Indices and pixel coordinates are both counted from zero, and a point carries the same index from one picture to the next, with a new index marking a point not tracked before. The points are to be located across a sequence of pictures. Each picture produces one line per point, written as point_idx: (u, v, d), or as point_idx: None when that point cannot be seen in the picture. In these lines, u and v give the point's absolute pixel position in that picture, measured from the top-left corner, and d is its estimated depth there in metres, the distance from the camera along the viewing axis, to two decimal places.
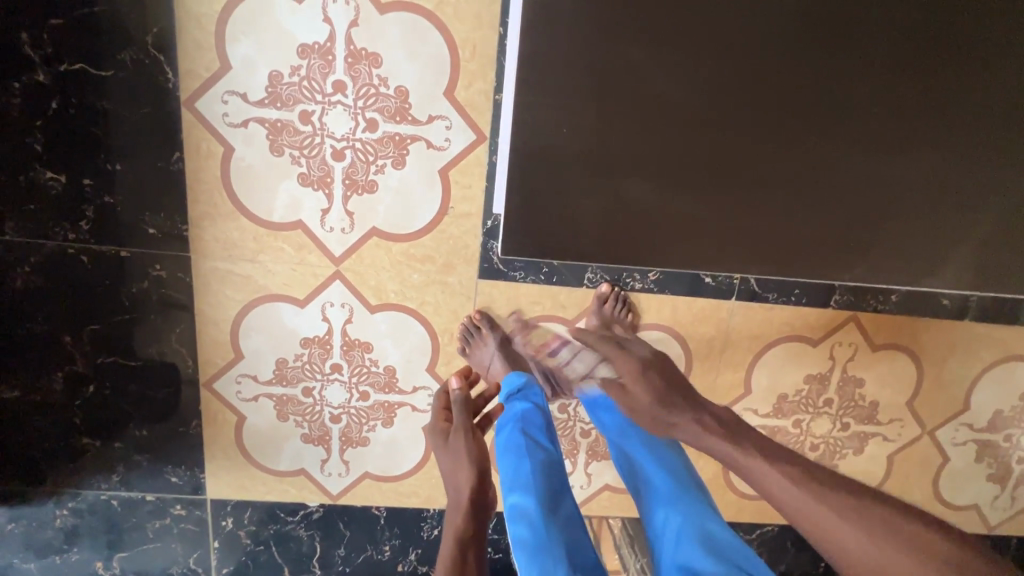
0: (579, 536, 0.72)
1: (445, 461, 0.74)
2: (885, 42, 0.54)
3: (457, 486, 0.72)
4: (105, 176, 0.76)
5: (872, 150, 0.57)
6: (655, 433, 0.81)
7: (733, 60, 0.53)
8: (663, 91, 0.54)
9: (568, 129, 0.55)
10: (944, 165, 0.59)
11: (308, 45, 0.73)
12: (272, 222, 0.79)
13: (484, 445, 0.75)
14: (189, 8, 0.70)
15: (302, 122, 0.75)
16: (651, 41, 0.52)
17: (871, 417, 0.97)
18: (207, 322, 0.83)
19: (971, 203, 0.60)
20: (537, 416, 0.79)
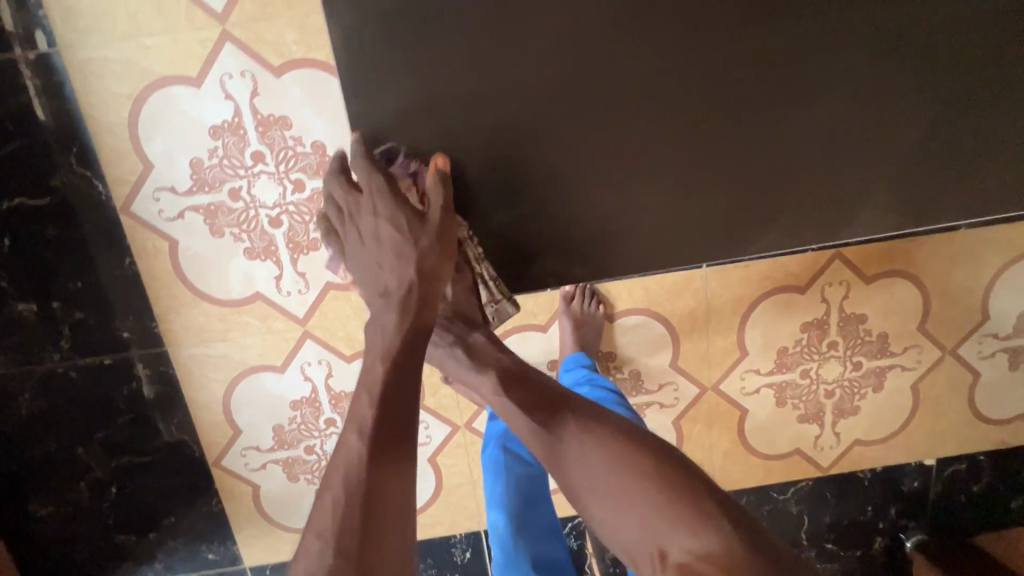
0: (542, 548, 0.78)
1: (402, 226, 0.56)
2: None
3: (381, 279, 0.57)
4: (71, 295, 0.79)
5: (790, 92, 0.54)
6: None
7: (612, 34, 0.51)
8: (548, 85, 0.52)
9: (467, 142, 0.54)
10: (876, 80, 0.54)
11: (218, 125, 0.74)
12: (232, 300, 0.81)
13: (444, 265, 0.58)
14: (100, 121, 0.73)
15: (233, 200, 0.77)
16: (525, 37, 0.50)
17: (883, 350, 0.92)
18: (199, 405, 0.87)
19: (917, 115, 0.56)
20: None
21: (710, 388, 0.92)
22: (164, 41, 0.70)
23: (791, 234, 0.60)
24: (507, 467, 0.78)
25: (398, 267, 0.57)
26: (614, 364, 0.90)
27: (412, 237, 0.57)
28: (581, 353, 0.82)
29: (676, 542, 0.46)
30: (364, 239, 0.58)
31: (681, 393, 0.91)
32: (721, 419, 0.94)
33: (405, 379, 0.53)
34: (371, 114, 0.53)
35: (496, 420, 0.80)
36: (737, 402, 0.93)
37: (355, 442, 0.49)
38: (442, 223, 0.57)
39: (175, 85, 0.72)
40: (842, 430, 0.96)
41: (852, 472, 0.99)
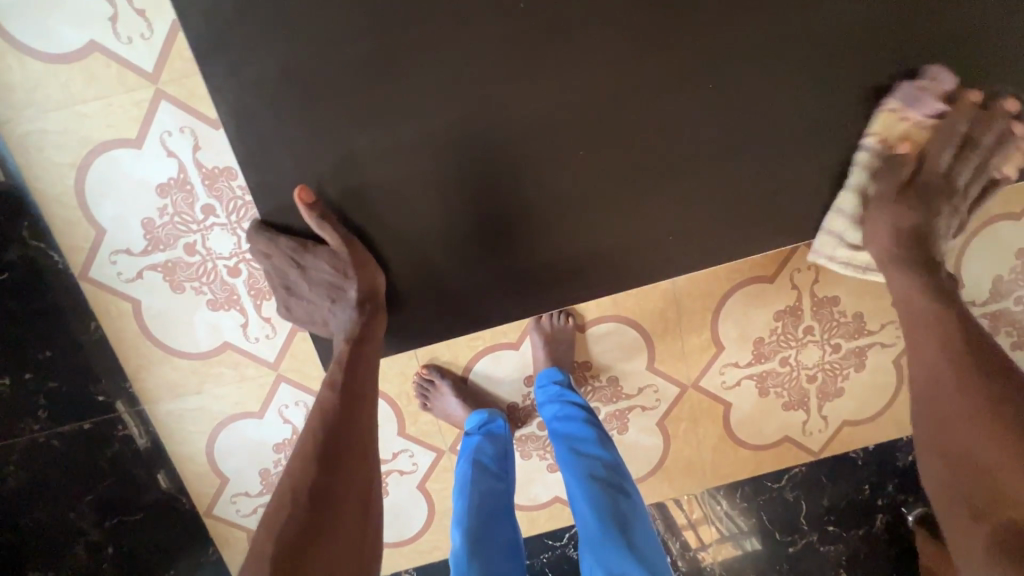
0: (503, 568, 0.71)
1: (333, 269, 0.58)
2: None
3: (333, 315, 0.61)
4: (42, 365, 0.79)
5: (699, 92, 0.58)
6: (595, 460, 0.74)
7: (520, 61, 0.55)
8: (464, 114, 0.55)
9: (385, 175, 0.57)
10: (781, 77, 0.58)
11: (164, 184, 0.74)
12: (201, 352, 0.82)
13: (373, 277, 0.59)
14: (48, 193, 0.73)
15: (189, 254, 0.77)
16: (441, 72, 0.54)
17: (861, 330, 0.91)
18: (185, 457, 0.87)
19: (817, 102, 0.60)
20: (490, 446, 0.81)
21: (691, 386, 0.91)
22: (99, 107, 0.70)
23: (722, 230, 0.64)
24: (474, 480, 0.77)
25: (343, 300, 0.59)
26: (591, 374, 0.90)
27: (341, 271, 0.58)
28: (553, 368, 0.81)
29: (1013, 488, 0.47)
30: (301, 289, 0.61)
31: (661, 395, 0.91)
32: (705, 415, 0.93)
33: (362, 378, 0.58)
34: (269, 165, 0.55)
35: (468, 437, 0.82)
36: (719, 397, 0.93)
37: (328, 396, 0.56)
38: (351, 253, 0.57)
39: (117, 149, 0.72)
40: (830, 413, 0.95)
41: (846, 453, 0.98)
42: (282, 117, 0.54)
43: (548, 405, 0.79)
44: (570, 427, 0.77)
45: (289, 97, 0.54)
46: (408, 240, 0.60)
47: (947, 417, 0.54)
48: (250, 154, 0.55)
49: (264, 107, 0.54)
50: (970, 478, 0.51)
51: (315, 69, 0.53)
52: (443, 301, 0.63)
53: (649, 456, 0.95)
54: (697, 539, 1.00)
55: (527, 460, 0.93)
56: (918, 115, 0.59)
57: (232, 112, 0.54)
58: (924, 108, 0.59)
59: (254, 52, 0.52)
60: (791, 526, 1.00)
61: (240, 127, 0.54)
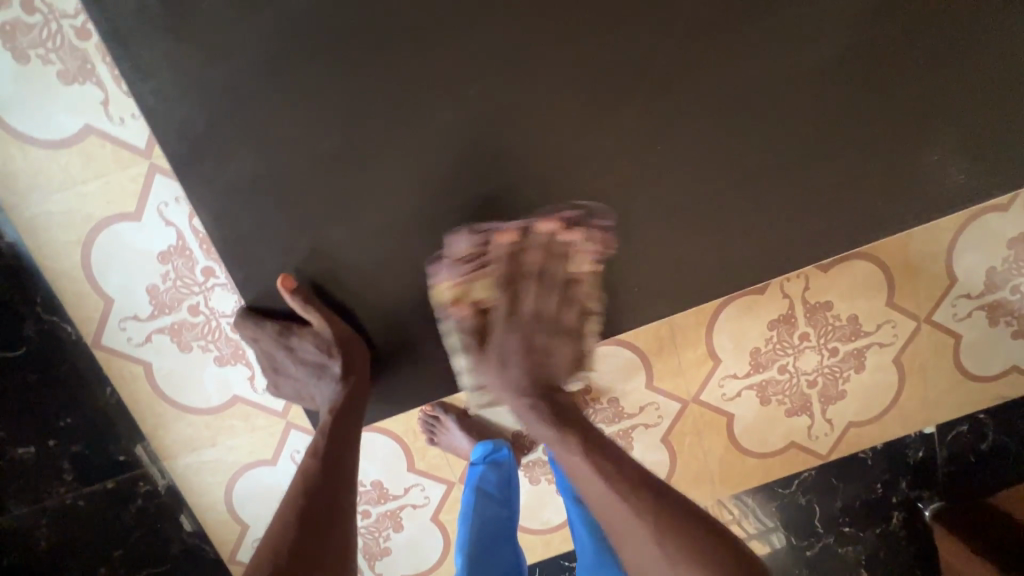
0: None
1: (316, 348, 0.60)
2: (634, 31, 0.53)
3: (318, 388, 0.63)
4: (63, 431, 0.83)
5: (681, 122, 0.55)
6: None
7: (497, 111, 0.53)
8: (439, 170, 0.55)
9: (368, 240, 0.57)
10: (766, 102, 0.56)
11: (165, 251, 0.77)
12: (212, 407, 0.85)
13: (359, 348, 0.61)
14: (58, 269, 0.77)
15: (194, 315, 0.80)
16: (416, 128, 0.53)
17: (856, 332, 0.92)
18: (205, 508, 0.90)
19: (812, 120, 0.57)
20: (494, 475, 0.81)
21: (691, 400, 0.92)
22: (97, 185, 0.74)
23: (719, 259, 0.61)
24: (477, 509, 0.79)
25: (325, 376, 0.62)
26: (592, 396, 0.91)
27: (322, 352, 0.60)
28: None
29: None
30: (285, 369, 0.64)
31: (663, 411, 0.92)
32: (708, 427, 0.94)
33: (347, 438, 0.60)
34: (253, 239, 0.55)
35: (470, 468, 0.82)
36: (721, 408, 0.93)
37: (311, 462, 0.58)
38: (335, 331, 0.59)
39: (117, 223, 0.76)
40: (833, 416, 0.95)
41: (853, 454, 0.98)
42: (259, 190, 0.54)
43: None
44: None
45: (256, 176, 0.53)
46: (390, 302, 0.60)
47: (623, 532, 0.56)
48: (225, 238, 0.55)
49: (241, 180, 0.53)
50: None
51: (279, 144, 0.53)
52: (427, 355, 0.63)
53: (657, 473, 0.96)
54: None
55: (536, 484, 0.94)
56: (456, 275, 0.58)
57: (203, 200, 0.54)
58: (448, 276, 0.59)
59: (213, 138, 0.52)
60: (809, 530, 1.00)
61: (216, 212, 0.54)
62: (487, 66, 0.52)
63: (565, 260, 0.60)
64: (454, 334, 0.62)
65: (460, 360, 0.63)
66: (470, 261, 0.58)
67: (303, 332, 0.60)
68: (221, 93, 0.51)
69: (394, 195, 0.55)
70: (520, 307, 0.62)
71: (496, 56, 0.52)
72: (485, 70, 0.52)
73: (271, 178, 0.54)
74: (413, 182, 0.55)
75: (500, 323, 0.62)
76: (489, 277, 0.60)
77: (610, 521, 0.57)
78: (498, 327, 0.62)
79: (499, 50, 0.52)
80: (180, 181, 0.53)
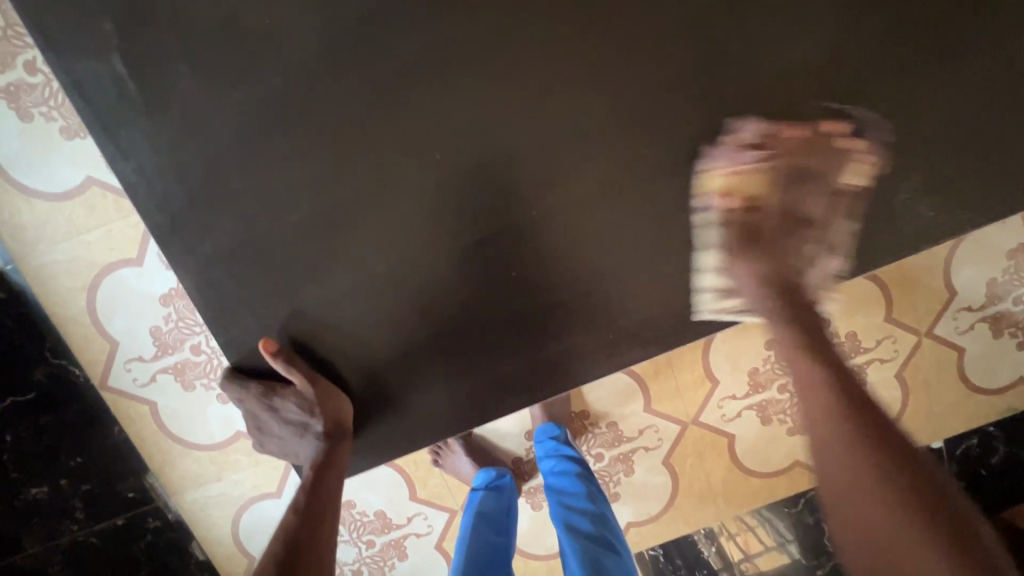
0: None
1: (298, 408, 0.59)
2: (609, 73, 0.52)
3: (300, 448, 0.62)
4: (75, 470, 0.86)
5: (658, 161, 0.56)
6: (583, 514, 0.75)
7: (473, 159, 0.54)
8: (419, 216, 0.55)
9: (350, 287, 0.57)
10: (747, 137, 0.55)
11: (167, 293, 0.80)
12: (217, 442, 0.86)
13: (340, 405, 0.60)
14: (65, 314, 0.79)
15: (196, 354, 0.82)
16: (393, 179, 0.54)
17: (857, 348, 0.91)
18: (212, 542, 0.91)
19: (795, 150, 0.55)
20: (490, 503, 0.81)
21: (691, 422, 0.92)
22: (101, 233, 0.77)
23: (707, 292, 0.61)
24: (472, 531, 0.77)
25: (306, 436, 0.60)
26: (591, 421, 0.92)
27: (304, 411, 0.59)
28: (549, 424, 0.85)
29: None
30: (268, 429, 0.63)
31: (663, 434, 0.92)
32: (710, 449, 0.94)
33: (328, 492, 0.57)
34: (237, 291, 0.56)
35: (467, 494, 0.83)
36: (721, 429, 0.93)
37: (291, 518, 0.54)
38: (316, 388, 0.58)
39: (120, 268, 0.78)
40: None
41: None
42: (244, 243, 0.55)
43: (544, 461, 0.82)
44: (563, 481, 0.79)
45: (236, 233, 0.54)
46: (370, 354, 0.60)
47: (839, 450, 0.45)
48: (209, 293, 0.56)
49: (224, 236, 0.54)
50: (863, 512, 0.42)
51: (259, 201, 0.54)
52: (411, 404, 0.62)
53: (660, 496, 0.95)
54: (740, 551, 0.96)
55: (539, 510, 0.94)
56: (741, 166, 0.56)
57: (186, 257, 0.55)
58: (745, 158, 0.56)
59: (192, 199, 0.53)
60: (819, 551, 0.96)
61: (201, 266, 0.55)
62: (462, 117, 0.52)
63: (826, 147, 0.56)
64: (716, 238, 0.58)
65: (702, 279, 0.60)
66: (750, 147, 0.55)
67: (286, 393, 0.59)
68: (202, 155, 0.52)
69: (374, 244, 0.56)
70: (768, 203, 0.57)
71: (471, 105, 0.52)
72: (460, 118, 0.53)
73: (250, 234, 0.54)
74: (393, 229, 0.55)
75: (768, 225, 0.58)
76: (473, 326, 0.59)
77: (827, 436, 0.47)
78: (768, 220, 0.58)
79: (471, 100, 0.52)
80: (165, 242, 0.55)
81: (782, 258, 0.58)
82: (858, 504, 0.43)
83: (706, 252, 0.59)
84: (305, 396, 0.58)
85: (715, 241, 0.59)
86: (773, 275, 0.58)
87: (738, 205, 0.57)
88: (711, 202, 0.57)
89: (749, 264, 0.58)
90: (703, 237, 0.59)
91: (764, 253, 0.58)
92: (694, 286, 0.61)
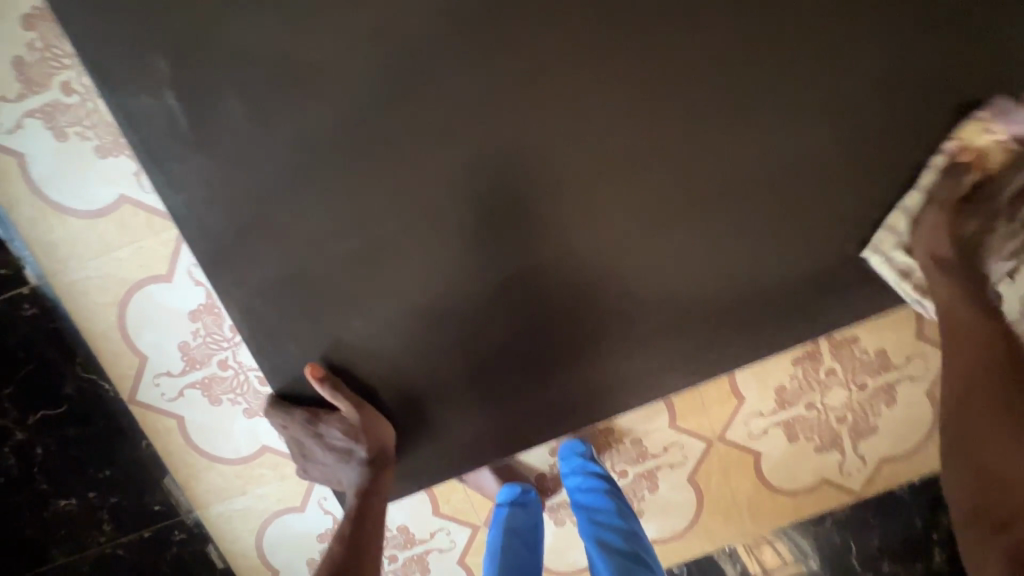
0: None
1: (343, 435, 0.59)
2: (637, 98, 0.55)
3: (341, 475, 0.62)
4: (103, 482, 0.87)
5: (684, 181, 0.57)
6: (614, 531, 0.74)
7: (502, 179, 0.55)
8: (451, 236, 0.56)
9: (382, 308, 0.58)
10: (763, 158, 0.58)
11: (195, 309, 0.80)
12: (242, 457, 0.87)
13: (384, 432, 0.60)
14: (95, 329, 0.80)
15: (223, 369, 0.83)
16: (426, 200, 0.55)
17: (887, 365, 0.89)
18: (236, 555, 0.92)
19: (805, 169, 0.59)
20: (518, 521, 0.80)
21: (717, 439, 0.91)
22: (132, 250, 0.77)
23: (730, 308, 0.62)
24: (502, 551, 0.75)
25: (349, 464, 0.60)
26: (615, 437, 0.91)
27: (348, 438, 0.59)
28: (575, 441, 0.84)
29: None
30: (309, 457, 0.62)
31: (688, 450, 0.91)
32: (736, 466, 0.93)
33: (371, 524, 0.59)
34: (272, 311, 0.57)
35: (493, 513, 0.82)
36: (748, 446, 0.92)
37: (337, 549, 0.57)
38: (361, 415, 0.59)
39: (149, 284, 0.79)
40: (866, 451, 0.93)
41: (891, 491, 0.94)
42: (279, 265, 0.56)
43: (572, 478, 0.81)
44: (592, 498, 0.78)
45: (273, 252, 0.55)
46: (401, 374, 0.60)
47: (975, 414, 0.56)
48: (244, 313, 0.57)
49: (261, 256, 0.56)
50: (988, 465, 0.53)
51: (296, 223, 0.55)
52: (441, 425, 0.62)
53: (684, 513, 0.94)
54: (762, 566, 0.95)
55: (562, 527, 0.94)
56: (1002, 133, 0.59)
57: (223, 277, 0.56)
58: (1008, 129, 0.58)
59: (230, 219, 0.54)
60: (845, 571, 0.95)
61: (237, 286, 0.56)
62: (496, 139, 0.54)
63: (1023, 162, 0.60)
64: (921, 208, 0.61)
65: (900, 227, 0.63)
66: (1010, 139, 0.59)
67: (332, 419, 0.59)
68: (239, 178, 0.53)
69: (407, 264, 0.57)
70: (988, 190, 0.61)
71: (504, 128, 0.54)
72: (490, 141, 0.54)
73: (286, 253, 0.56)
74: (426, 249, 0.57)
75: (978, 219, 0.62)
76: (504, 348, 0.60)
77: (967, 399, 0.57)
78: (979, 212, 0.61)
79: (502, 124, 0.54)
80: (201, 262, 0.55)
81: (967, 250, 0.61)
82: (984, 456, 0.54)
83: (912, 201, 0.62)
84: (352, 422, 0.59)
85: (920, 203, 0.62)
86: (963, 260, 0.60)
87: (951, 186, 0.60)
88: (955, 147, 0.60)
89: (935, 238, 0.60)
90: (922, 186, 0.61)
91: (967, 236, 0.61)
92: (878, 230, 0.63)
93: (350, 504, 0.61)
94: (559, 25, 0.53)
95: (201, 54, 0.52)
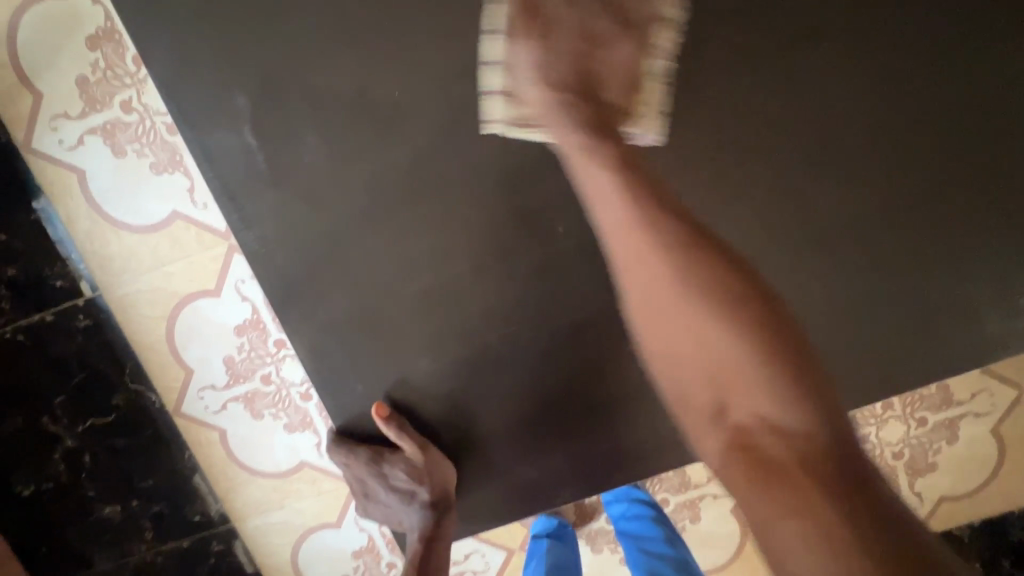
0: None
1: (407, 477, 0.60)
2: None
3: (406, 513, 0.64)
4: (146, 491, 0.88)
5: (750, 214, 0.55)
6: (663, 559, 0.71)
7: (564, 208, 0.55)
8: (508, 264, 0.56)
9: (433, 334, 0.57)
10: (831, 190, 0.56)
11: (241, 323, 0.81)
12: (282, 471, 0.87)
13: (447, 472, 0.60)
14: (146, 341, 0.82)
15: (266, 384, 0.83)
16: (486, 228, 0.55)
17: (948, 401, 0.85)
18: (272, 567, 0.92)
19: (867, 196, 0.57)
20: (562, 555, 0.77)
21: None
22: (182, 265, 0.79)
23: None
24: None
25: (414, 505, 0.62)
26: None
27: (413, 481, 0.60)
28: None
29: (743, 404, 0.46)
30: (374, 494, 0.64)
31: None
32: None
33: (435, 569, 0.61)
34: (325, 336, 0.57)
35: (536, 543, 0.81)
36: None
37: None
38: (426, 457, 0.59)
39: (197, 299, 0.80)
40: (923, 489, 0.88)
41: (947, 531, 0.89)
42: (335, 290, 0.56)
43: (615, 504, 0.81)
44: (637, 526, 0.76)
45: (329, 276, 0.55)
46: (450, 402, 0.59)
47: (681, 322, 0.49)
48: (296, 337, 0.56)
49: (316, 283, 0.55)
50: (698, 385, 0.49)
51: (354, 249, 0.55)
52: (489, 454, 0.61)
53: (725, 544, 0.91)
54: None
55: (598, 554, 0.91)
56: None
57: (277, 301, 0.56)
58: None
59: (289, 244, 0.54)
60: None
61: (291, 311, 0.56)
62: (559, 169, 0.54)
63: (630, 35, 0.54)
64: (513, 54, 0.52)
65: (493, 81, 0.53)
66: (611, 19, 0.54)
67: (398, 459, 0.60)
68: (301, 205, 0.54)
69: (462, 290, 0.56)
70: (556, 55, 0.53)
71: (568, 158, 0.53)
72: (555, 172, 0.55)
73: (344, 279, 0.56)
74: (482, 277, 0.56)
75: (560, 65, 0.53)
76: (555, 378, 0.59)
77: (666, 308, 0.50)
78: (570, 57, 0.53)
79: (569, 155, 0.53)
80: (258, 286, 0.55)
81: (559, 100, 0.53)
82: (704, 378, 0.48)
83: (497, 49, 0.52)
84: (418, 464, 0.59)
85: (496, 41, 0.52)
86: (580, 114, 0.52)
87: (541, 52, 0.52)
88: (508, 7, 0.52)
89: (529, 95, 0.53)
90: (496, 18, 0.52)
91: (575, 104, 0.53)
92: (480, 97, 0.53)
93: (412, 546, 0.63)
94: (519, 61, 0.52)
95: (270, 83, 0.52)
